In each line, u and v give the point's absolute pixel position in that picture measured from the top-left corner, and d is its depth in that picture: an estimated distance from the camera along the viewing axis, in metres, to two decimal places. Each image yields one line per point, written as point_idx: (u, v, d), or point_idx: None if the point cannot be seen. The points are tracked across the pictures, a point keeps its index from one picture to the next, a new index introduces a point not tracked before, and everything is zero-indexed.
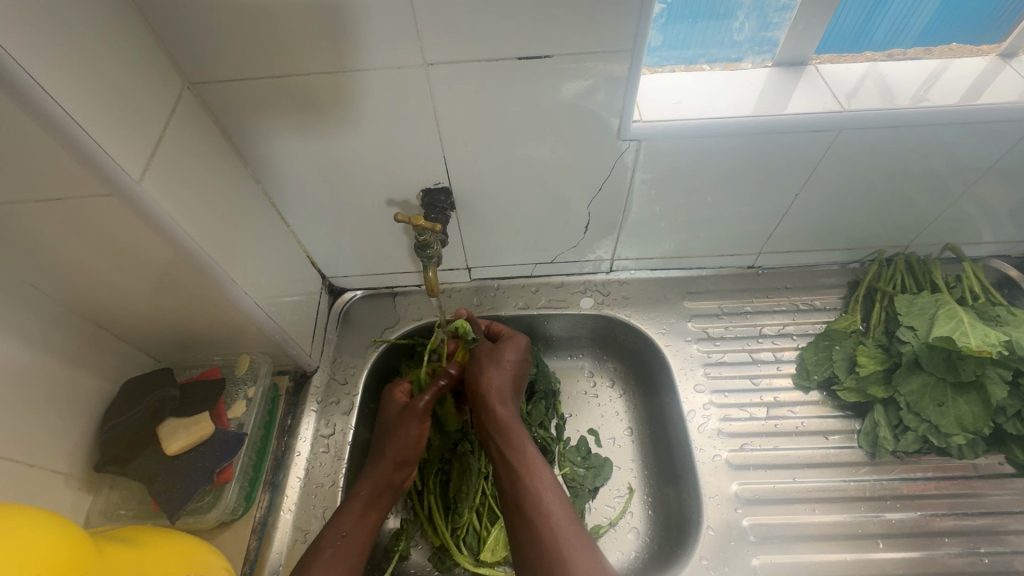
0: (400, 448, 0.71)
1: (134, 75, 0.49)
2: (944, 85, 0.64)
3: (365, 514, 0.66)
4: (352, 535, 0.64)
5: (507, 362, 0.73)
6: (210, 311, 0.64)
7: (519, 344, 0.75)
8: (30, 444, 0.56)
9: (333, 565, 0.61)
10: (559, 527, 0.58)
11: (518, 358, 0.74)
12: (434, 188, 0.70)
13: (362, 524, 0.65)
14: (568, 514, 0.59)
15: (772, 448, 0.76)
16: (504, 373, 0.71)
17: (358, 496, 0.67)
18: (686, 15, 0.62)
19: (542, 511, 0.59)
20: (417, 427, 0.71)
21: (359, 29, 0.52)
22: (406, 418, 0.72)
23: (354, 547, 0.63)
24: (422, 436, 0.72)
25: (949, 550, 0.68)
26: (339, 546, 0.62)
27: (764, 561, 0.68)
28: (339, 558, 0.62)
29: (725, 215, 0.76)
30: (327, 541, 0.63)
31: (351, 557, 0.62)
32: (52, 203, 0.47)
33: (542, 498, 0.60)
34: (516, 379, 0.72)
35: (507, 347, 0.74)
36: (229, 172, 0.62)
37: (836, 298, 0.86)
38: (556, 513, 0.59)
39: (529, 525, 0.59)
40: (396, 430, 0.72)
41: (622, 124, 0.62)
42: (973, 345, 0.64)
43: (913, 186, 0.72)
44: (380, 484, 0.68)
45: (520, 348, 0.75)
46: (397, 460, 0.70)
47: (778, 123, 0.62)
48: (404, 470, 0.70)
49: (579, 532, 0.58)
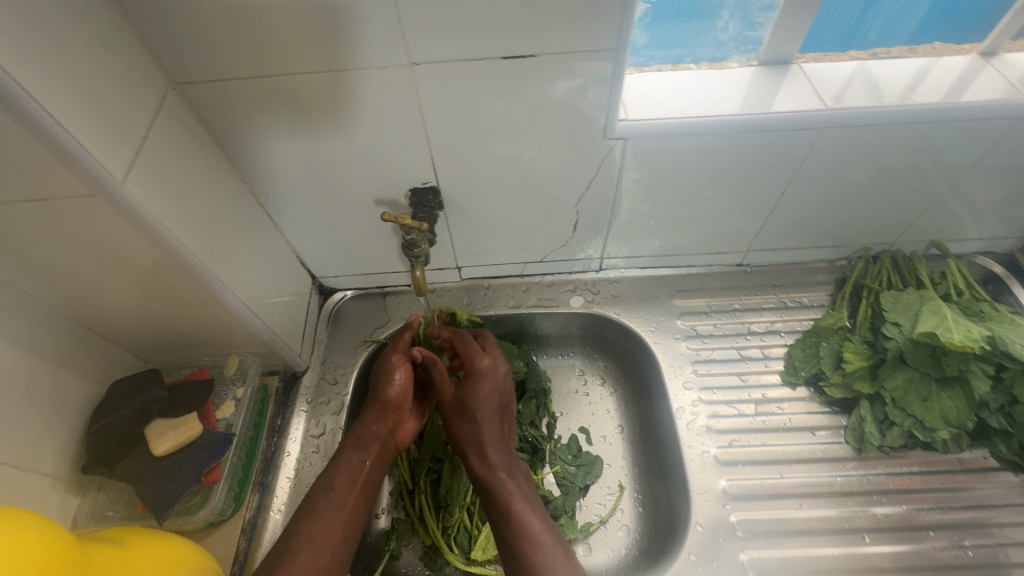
0: (382, 402, 0.72)
1: (118, 75, 0.49)
2: (927, 83, 0.64)
3: (357, 466, 0.67)
4: (343, 487, 0.65)
5: (486, 373, 0.72)
6: (198, 311, 0.64)
7: (497, 352, 0.74)
8: (16, 445, 0.55)
9: (325, 517, 0.62)
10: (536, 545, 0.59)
11: (497, 367, 0.73)
12: (422, 188, 0.70)
13: (353, 476, 0.66)
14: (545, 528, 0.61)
15: (760, 444, 0.76)
16: (487, 387, 0.71)
17: (347, 450, 0.68)
18: (671, 14, 0.62)
19: (521, 526, 0.60)
20: (400, 376, 0.74)
21: (344, 29, 0.52)
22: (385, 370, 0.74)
23: (346, 497, 0.64)
24: (405, 384, 0.73)
25: (935, 544, 0.69)
26: (329, 498, 0.63)
27: (752, 556, 0.68)
28: (331, 508, 0.63)
29: (712, 213, 0.77)
30: (317, 496, 0.63)
31: (343, 507, 0.63)
32: (35, 204, 0.47)
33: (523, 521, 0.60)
34: (499, 389, 0.72)
35: (487, 356, 0.74)
36: (215, 173, 0.62)
37: (823, 295, 0.86)
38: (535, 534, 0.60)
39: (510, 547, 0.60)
40: (378, 382, 0.74)
41: (608, 123, 0.62)
42: (957, 340, 0.65)
43: (898, 183, 0.72)
44: (367, 435, 0.70)
45: (505, 356, 0.74)
46: (379, 411, 0.72)
47: (763, 122, 0.63)
48: (387, 420, 0.72)
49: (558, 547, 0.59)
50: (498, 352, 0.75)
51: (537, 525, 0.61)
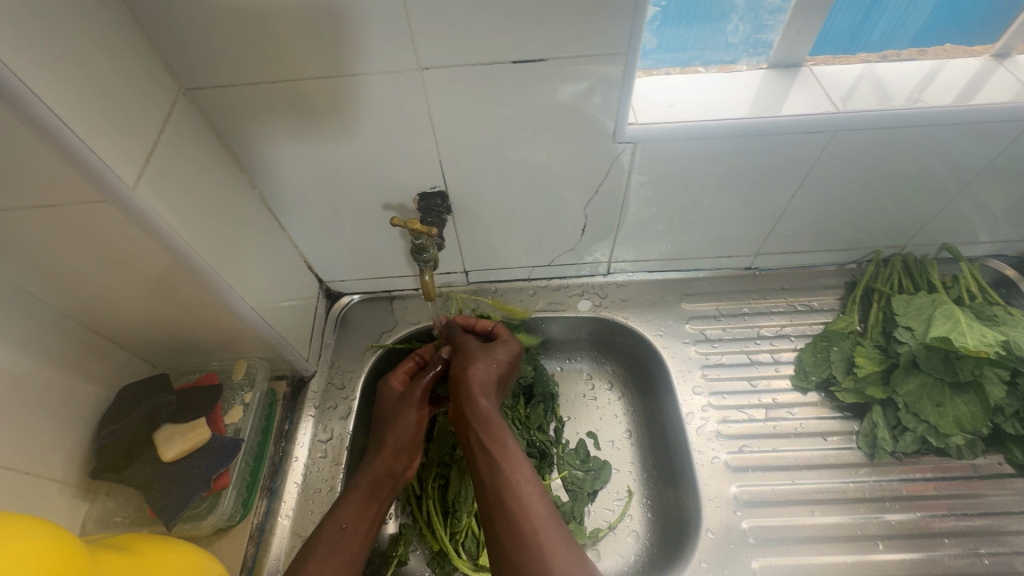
0: (399, 437, 0.71)
1: (128, 80, 0.49)
2: (939, 85, 0.64)
3: (367, 507, 0.65)
4: (352, 528, 0.63)
5: (495, 359, 0.72)
6: (207, 316, 0.64)
7: (511, 344, 0.75)
8: (26, 451, 0.55)
9: (331, 558, 0.60)
10: (531, 512, 0.56)
11: (507, 357, 0.73)
12: (430, 192, 0.70)
13: (362, 516, 0.64)
14: (541, 497, 0.58)
15: (771, 450, 0.76)
16: (490, 368, 0.70)
17: (357, 489, 0.66)
18: (681, 17, 0.62)
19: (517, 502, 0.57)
20: (416, 415, 0.72)
21: (353, 33, 0.52)
22: (406, 406, 0.73)
23: (352, 540, 0.62)
24: (420, 424, 0.72)
25: (949, 551, 0.68)
26: (336, 539, 0.61)
27: (764, 564, 0.67)
28: (337, 550, 0.61)
29: (722, 216, 0.76)
30: (324, 534, 0.62)
31: (349, 549, 0.61)
32: (47, 210, 0.47)
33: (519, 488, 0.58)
34: (503, 377, 0.71)
35: (497, 349, 0.74)
36: (225, 178, 0.62)
37: (834, 299, 0.86)
38: (531, 502, 0.57)
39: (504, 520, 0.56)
40: (394, 420, 0.72)
41: (618, 127, 0.62)
42: (970, 344, 0.64)
43: (910, 186, 0.72)
44: (381, 474, 0.68)
45: (513, 350, 0.74)
46: (395, 449, 0.70)
47: (773, 125, 0.62)
48: (403, 458, 0.70)
49: (552, 518, 0.56)
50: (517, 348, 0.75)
51: (535, 497, 0.58)
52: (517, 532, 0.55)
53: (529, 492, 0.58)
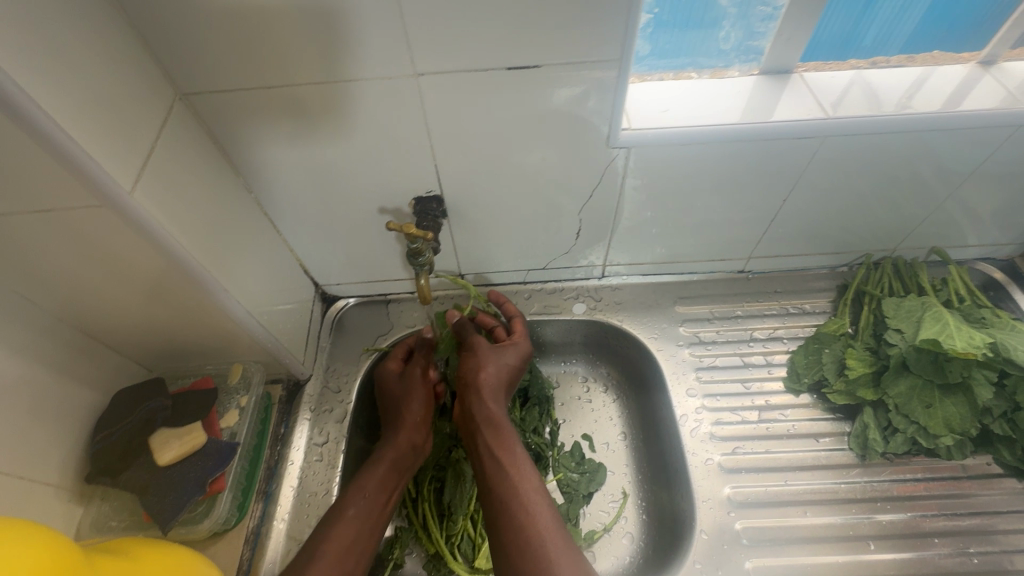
0: (415, 415, 0.74)
1: (124, 86, 0.49)
2: (927, 91, 0.65)
3: (387, 477, 0.68)
4: (373, 496, 0.66)
5: (505, 359, 0.72)
6: (202, 320, 0.64)
7: (522, 346, 0.75)
8: (21, 455, 0.55)
9: (356, 522, 0.63)
10: (536, 518, 0.58)
11: (518, 359, 0.73)
12: (426, 197, 0.70)
13: (383, 485, 0.67)
14: (546, 504, 0.60)
15: (764, 451, 0.76)
16: (501, 368, 0.71)
17: (380, 461, 0.69)
18: (673, 24, 0.63)
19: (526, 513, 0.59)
20: (423, 393, 0.76)
21: (350, 39, 0.53)
22: (413, 385, 0.76)
23: (374, 505, 0.65)
24: (431, 405, 0.76)
25: (940, 551, 0.69)
26: (360, 505, 0.64)
27: (757, 564, 0.68)
28: (362, 515, 0.63)
29: (715, 220, 0.77)
30: (350, 501, 0.64)
31: (371, 514, 0.64)
32: (44, 215, 0.47)
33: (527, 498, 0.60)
34: (513, 378, 0.72)
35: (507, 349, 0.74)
36: (221, 182, 0.63)
37: (825, 302, 0.87)
38: (538, 509, 0.59)
39: (511, 524, 0.58)
40: (406, 399, 0.75)
41: (611, 132, 0.63)
42: (959, 347, 0.65)
43: (899, 191, 0.73)
44: (400, 447, 0.71)
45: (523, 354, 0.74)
46: (412, 424, 0.73)
47: (764, 130, 0.63)
48: (418, 432, 0.73)
49: (557, 525, 0.58)
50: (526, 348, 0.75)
51: (541, 504, 0.60)
52: (522, 536, 0.57)
53: (535, 498, 0.60)
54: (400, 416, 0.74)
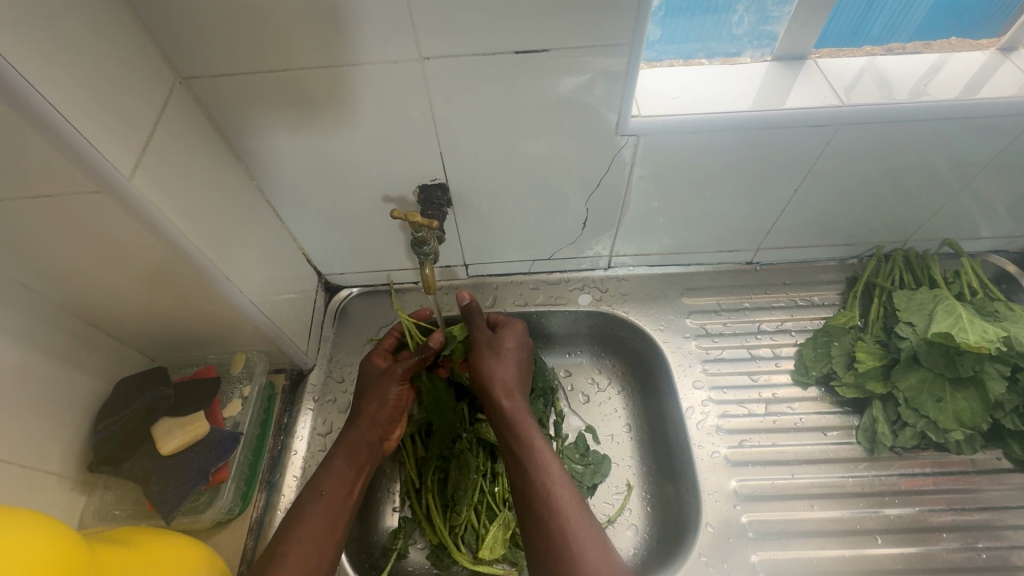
0: (376, 411, 0.71)
1: (125, 70, 0.48)
2: (944, 79, 0.63)
3: (346, 473, 0.66)
4: (332, 492, 0.64)
5: (509, 351, 0.73)
6: (205, 309, 0.63)
7: (518, 331, 0.75)
8: (24, 444, 0.55)
9: (316, 521, 0.61)
10: (561, 507, 0.59)
11: (518, 345, 0.73)
12: (430, 184, 0.69)
13: (341, 483, 0.65)
14: (570, 491, 0.60)
15: (770, 444, 0.76)
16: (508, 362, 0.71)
17: (336, 456, 0.67)
18: (686, 8, 0.61)
19: (550, 498, 0.60)
20: (395, 390, 0.72)
21: (353, 22, 0.51)
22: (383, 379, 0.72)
23: (334, 504, 0.63)
24: (399, 398, 0.72)
25: (947, 545, 0.68)
26: (318, 505, 0.62)
27: (763, 558, 0.68)
28: (320, 514, 0.62)
29: (726, 210, 0.76)
30: (307, 500, 0.63)
31: (331, 513, 0.63)
32: (42, 200, 0.46)
33: (551, 488, 0.60)
34: (521, 367, 0.72)
35: (506, 336, 0.74)
36: (223, 169, 0.62)
37: (834, 294, 0.86)
38: (561, 498, 0.60)
39: (536, 516, 0.60)
40: (372, 393, 0.72)
41: (620, 120, 0.61)
42: (972, 340, 0.64)
43: (911, 181, 0.71)
44: (358, 442, 0.69)
45: (518, 333, 0.75)
46: (371, 420, 0.70)
47: (777, 119, 0.62)
48: (378, 429, 0.71)
49: (585, 516, 0.58)
50: (523, 333, 0.75)
51: (576, 511, 0.59)
52: (546, 529, 0.58)
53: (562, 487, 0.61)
54: (361, 410, 0.71)
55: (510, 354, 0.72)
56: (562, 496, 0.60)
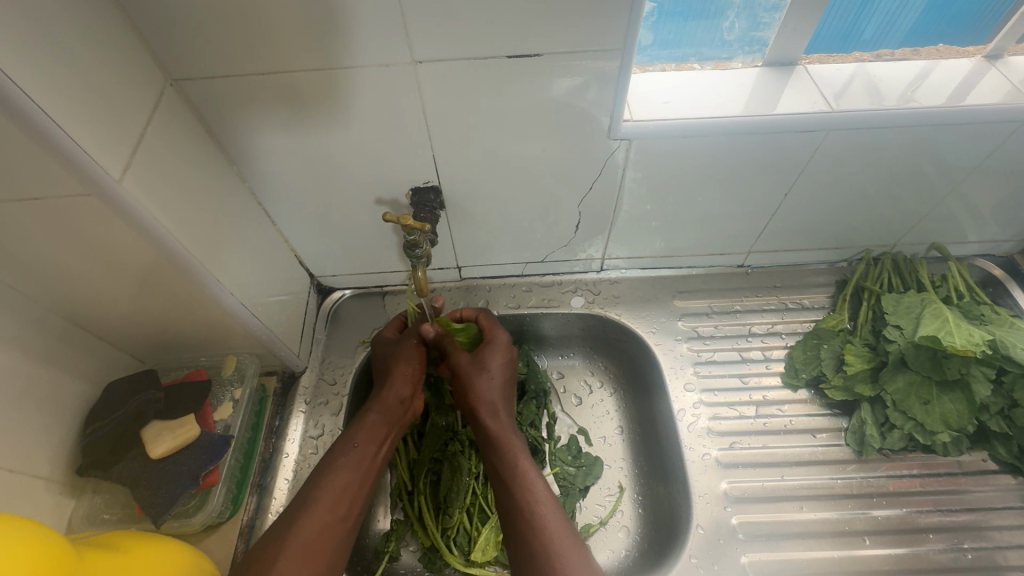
0: (406, 370, 0.73)
1: (116, 72, 0.48)
2: (930, 86, 0.64)
3: (378, 428, 0.67)
4: (364, 446, 0.65)
5: (492, 369, 0.72)
6: (196, 311, 0.63)
7: (504, 345, 0.74)
8: (10, 449, 0.54)
9: (347, 471, 0.63)
10: (545, 526, 0.59)
11: (502, 364, 0.73)
12: (423, 187, 0.69)
13: (373, 437, 0.66)
14: (554, 509, 0.61)
15: (760, 446, 0.76)
16: (493, 382, 0.71)
17: (369, 411, 0.69)
18: (678, 13, 0.62)
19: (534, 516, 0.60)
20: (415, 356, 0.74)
21: (347, 24, 0.51)
22: (405, 346, 0.75)
23: (365, 457, 0.65)
24: (417, 373, 0.73)
25: (934, 546, 0.69)
26: (350, 455, 0.64)
27: (753, 559, 0.68)
28: (352, 465, 0.63)
29: (717, 213, 0.76)
30: (340, 450, 0.64)
31: (362, 466, 0.64)
32: (29, 204, 0.45)
33: (534, 507, 0.60)
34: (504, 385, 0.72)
35: (491, 353, 0.73)
36: (215, 171, 0.61)
37: (824, 297, 0.86)
38: (546, 518, 0.60)
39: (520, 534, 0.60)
40: (398, 356, 0.74)
41: (612, 124, 0.62)
42: (958, 343, 0.65)
43: (899, 186, 0.72)
44: (390, 399, 0.70)
45: (504, 349, 0.74)
46: (403, 377, 0.72)
47: (767, 123, 0.62)
48: (410, 386, 0.72)
49: (570, 534, 0.59)
50: (509, 347, 0.75)
51: (561, 530, 0.59)
52: (530, 548, 0.58)
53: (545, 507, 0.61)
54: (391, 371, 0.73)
55: (492, 373, 0.71)
56: (545, 514, 0.60)
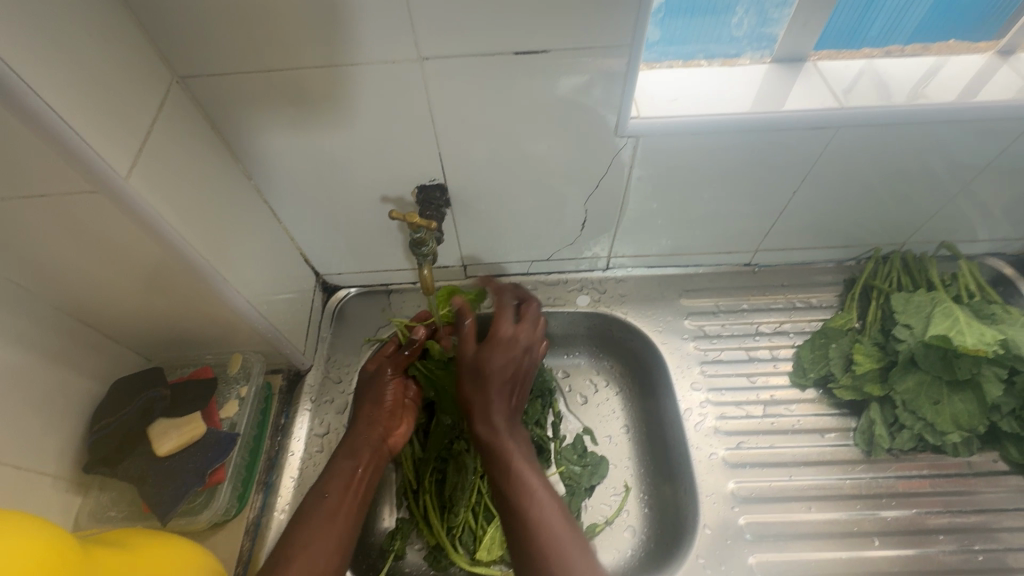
0: (373, 410, 0.73)
1: (122, 68, 0.48)
2: (941, 82, 0.63)
3: (349, 473, 0.67)
4: (336, 494, 0.64)
5: (518, 346, 0.69)
6: (203, 309, 0.63)
7: (538, 326, 0.72)
8: (18, 446, 0.54)
9: (322, 521, 0.61)
10: (545, 516, 0.57)
11: (529, 342, 0.70)
12: (429, 185, 0.69)
13: (345, 483, 0.66)
14: (555, 501, 0.59)
15: (768, 446, 0.76)
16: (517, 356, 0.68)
17: (338, 458, 0.68)
18: (685, 9, 0.61)
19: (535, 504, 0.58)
20: (392, 386, 0.76)
21: (352, 21, 0.51)
22: (376, 381, 0.75)
23: (339, 504, 0.63)
24: (395, 395, 0.75)
25: (943, 548, 0.69)
26: (323, 504, 0.63)
27: (760, 560, 0.68)
28: (327, 513, 0.62)
29: (724, 211, 0.76)
30: (311, 502, 0.63)
31: (337, 514, 0.62)
32: (36, 200, 0.45)
33: (535, 496, 0.59)
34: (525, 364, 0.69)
35: (521, 328, 0.71)
36: (221, 169, 0.61)
37: (832, 296, 0.86)
38: (546, 508, 0.58)
39: (516, 517, 0.58)
40: (365, 394, 0.75)
41: (619, 121, 0.61)
42: (969, 343, 0.65)
43: (909, 184, 0.72)
44: (358, 443, 0.70)
45: (534, 327, 0.71)
46: (369, 420, 0.72)
47: (776, 120, 0.62)
48: (377, 429, 0.73)
49: (570, 526, 0.57)
50: (539, 328, 0.72)
51: (561, 520, 0.57)
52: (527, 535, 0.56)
53: (544, 498, 0.59)
54: (358, 413, 0.73)
55: (517, 347, 0.69)
56: (545, 502, 0.58)
